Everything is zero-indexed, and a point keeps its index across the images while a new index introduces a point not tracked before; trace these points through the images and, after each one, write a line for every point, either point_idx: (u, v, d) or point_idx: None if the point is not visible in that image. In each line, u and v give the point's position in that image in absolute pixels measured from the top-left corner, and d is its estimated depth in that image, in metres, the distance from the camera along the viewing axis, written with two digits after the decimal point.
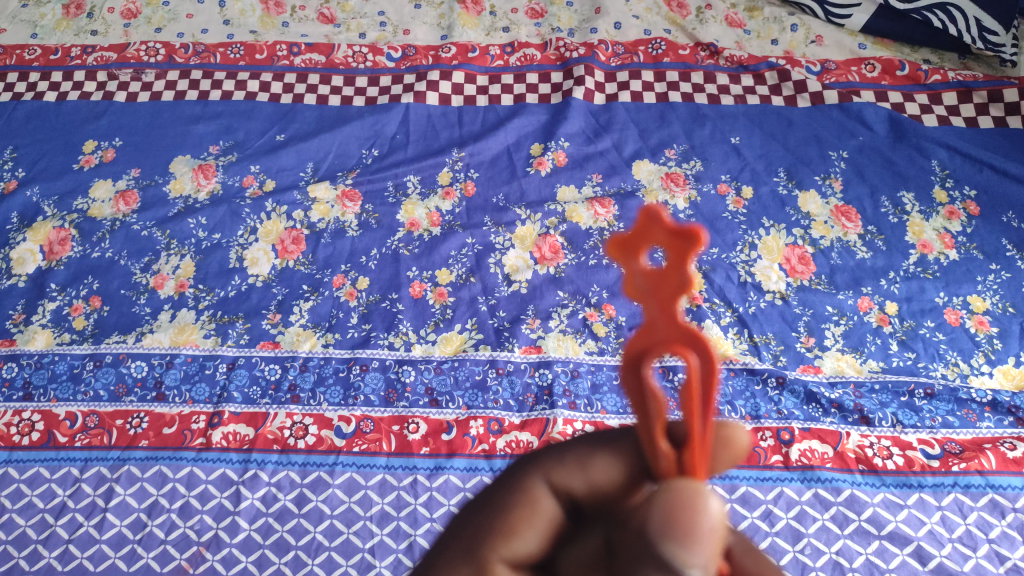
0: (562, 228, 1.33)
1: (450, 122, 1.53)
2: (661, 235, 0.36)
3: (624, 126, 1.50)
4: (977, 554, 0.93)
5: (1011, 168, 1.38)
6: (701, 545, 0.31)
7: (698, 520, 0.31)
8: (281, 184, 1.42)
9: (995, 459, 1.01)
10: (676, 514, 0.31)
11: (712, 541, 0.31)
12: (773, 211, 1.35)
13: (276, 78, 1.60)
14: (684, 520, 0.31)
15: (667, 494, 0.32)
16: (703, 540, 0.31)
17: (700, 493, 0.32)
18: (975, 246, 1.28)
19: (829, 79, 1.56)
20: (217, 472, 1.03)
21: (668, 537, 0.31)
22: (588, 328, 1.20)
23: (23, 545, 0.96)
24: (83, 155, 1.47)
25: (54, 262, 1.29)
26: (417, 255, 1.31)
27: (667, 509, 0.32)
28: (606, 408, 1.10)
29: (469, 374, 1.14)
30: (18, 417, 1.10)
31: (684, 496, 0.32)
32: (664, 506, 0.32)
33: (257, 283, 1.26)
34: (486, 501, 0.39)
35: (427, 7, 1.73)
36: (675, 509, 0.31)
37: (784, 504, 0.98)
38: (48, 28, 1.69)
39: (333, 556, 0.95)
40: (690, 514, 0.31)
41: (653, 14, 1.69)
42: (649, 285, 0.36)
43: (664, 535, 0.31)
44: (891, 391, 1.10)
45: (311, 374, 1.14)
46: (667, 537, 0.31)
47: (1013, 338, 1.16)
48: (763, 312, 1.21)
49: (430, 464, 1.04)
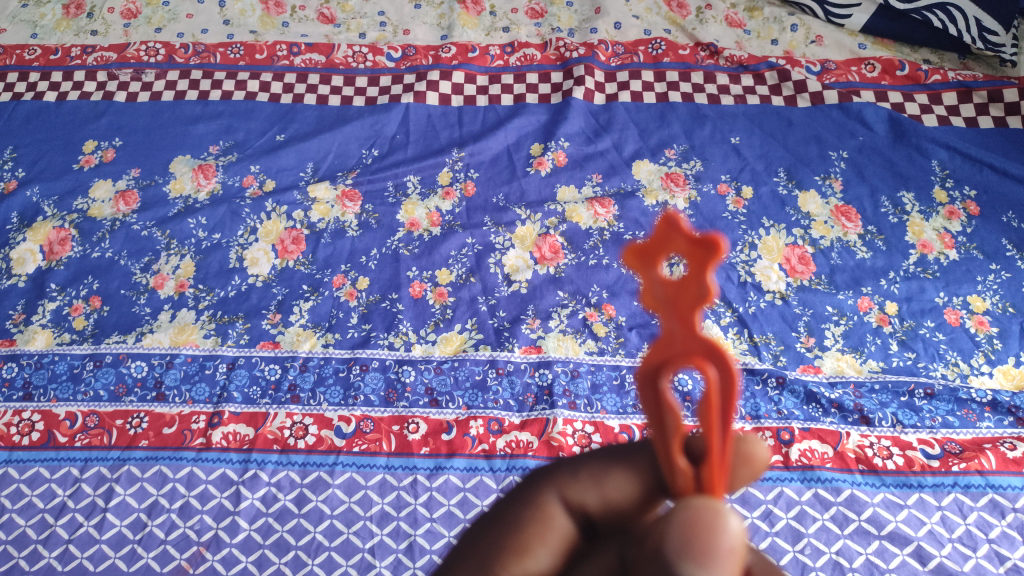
0: (562, 228, 1.33)
1: (450, 121, 1.53)
2: (681, 242, 0.36)
3: (624, 126, 1.50)
4: (978, 554, 0.93)
5: (1010, 168, 1.38)
6: (720, 565, 0.31)
7: (716, 540, 0.31)
8: (281, 184, 1.42)
9: (995, 459, 1.01)
10: (694, 533, 0.32)
11: (731, 560, 0.31)
12: (773, 211, 1.35)
13: (276, 78, 1.60)
14: (702, 539, 0.31)
15: (684, 513, 0.33)
16: (722, 560, 0.31)
17: (718, 513, 0.32)
18: (976, 247, 1.29)
19: (829, 79, 1.56)
20: (217, 472, 1.03)
21: (686, 556, 0.31)
22: (588, 328, 1.20)
23: (23, 546, 0.96)
24: (83, 155, 1.47)
25: (54, 262, 1.29)
26: (417, 255, 1.31)
27: (686, 526, 0.32)
28: (606, 407, 1.10)
29: (469, 374, 1.14)
30: (18, 417, 1.10)
31: (703, 516, 0.32)
32: (682, 525, 0.32)
33: (257, 283, 1.26)
34: (497, 516, 0.39)
35: (427, 7, 1.73)
36: (693, 526, 0.32)
37: (784, 504, 0.98)
38: (48, 28, 1.69)
39: (333, 556, 0.95)
40: (708, 533, 0.32)
41: (653, 14, 1.69)
42: (668, 295, 0.36)
43: (681, 554, 0.31)
44: (891, 391, 1.10)
45: (311, 374, 1.14)
46: (684, 556, 0.31)
47: (1013, 338, 1.16)
48: (763, 312, 1.21)
49: (431, 464, 1.04)
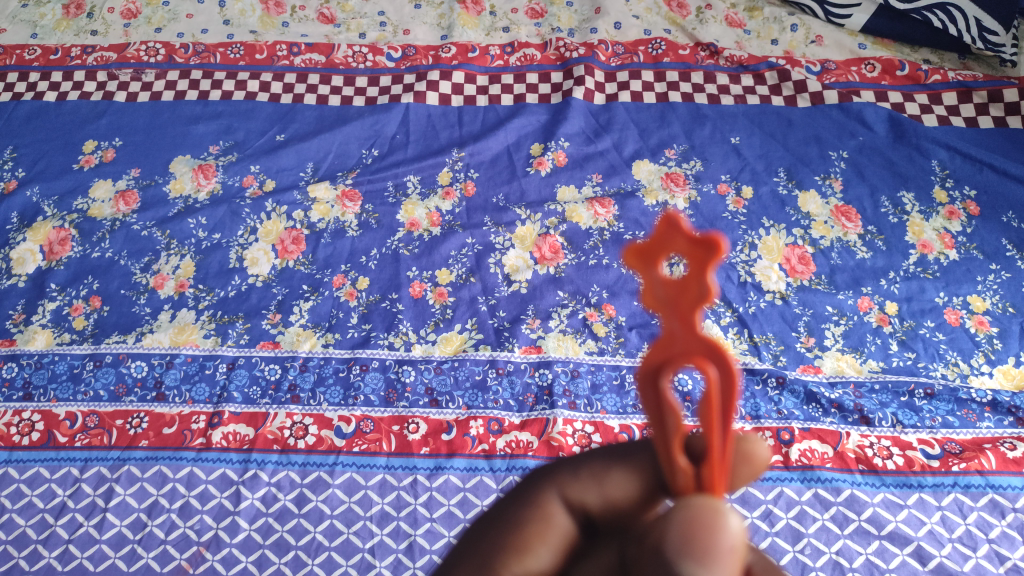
0: (562, 228, 1.33)
1: (450, 121, 1.53)
2: (682, 242, 0.36)
3: (624, 126, 1.50)
4: (978, 554, 0.93)
5: (1010, 168, 1.38)
6: (720, 564, 0.31)
7: (716, 538, 0.31)
8: (280, 184, 1.42)
9: (995, 459, 1.01)
10: (694, 532, 0.32)
11: (731, 559, 0.31)
12: (773, 211, 1.35)
13: (276, 78, 1.60)
14: (702, 538, 0.31)
15: (684, 511, 0.33)
16: (722, 559, 0.31)
17: (718, 512, 0.33)
18: (975, 247, 1.29)
19: (829, 79, 1.56)
20: (217, 472, 1.03)
21: (686, 555, 0.31)
22: (588, 328, 1.20)
23: (23, 546, 0.96)
24: (83, 155, 1.47)
25: (54, 262, 1.29)
26: (417, 255, 1.31)
27: (687, 525, 0.32)
28: (606, 408, 1.10)
29: (469, 374, 1.14)
30: (18, 417, 1.10)
31: (703, 514, 0.32)
32: (682, 524, 0.32)
33: (257, 283, 1.26)
34: (498, 515, 0.39)
35: (427, 7, 1.73)
36: (693, 525, 0.32)
37: (784, 504, 0.98)
38: (48, 28, 1.69)
39: (333, 556, 0.95)
40: (708, 532, 0.32)
41: (653, 14, 1.69)
42: (669, 295, 0.36)
43: (681, 553, 0.31)
44: (891, 391, 1.10)
45: (311, 374, 1.14)
46: (685, 555, 0.31)
47: (1013, 338, 1.16)
48: (763, 312, 1.21)
49: (431, 464, 1.04)
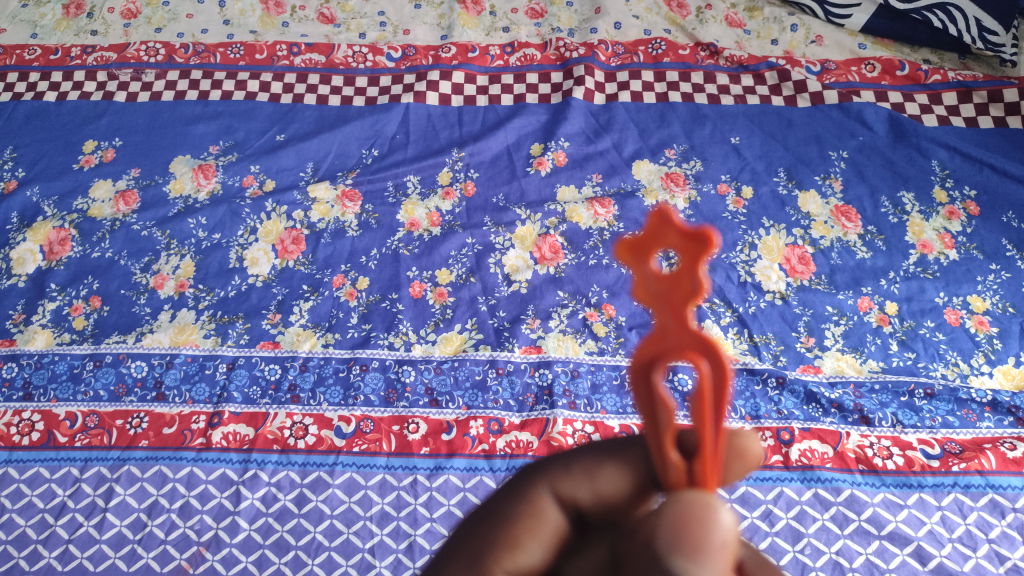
0: (562, 228, 1.33)
1: (450, 121, 1.53)
2: (674, 237, 0.36)
3: (624, 126, 1.50)
4: (978, 554, 0.92)
5: (1010, 168, 1.38)
6: (711, 560, 0.31)
7: (707, 534, 0.31)
8: (281, 184, 1.42)
9: (995, 459, 1.01)
10: (685, 528, 0.32)
11: (721, 555, 0.31)
12: (773, 211, 1.35)
13: (275, 78, 1.60)
14: (694, 534, 0.31)
15: (675, 507, 0.33)
16: (713, 555, 0.31)
17: (710, 508, 0.33)
18: (975, 247, 1.29)
19: (829, 79, 1.56)
20: (217, 472, 1.03)
21: (677, 551, 0.31)
22: (588, 328, 1.20)
23: (23, 546, 0.96)
24: (83, 155, 1.47)
25: (54, 262, 1.29)
26: (417, 255, 1.31)
27: (678, 521, 0.32)
28: (606, 408, 1.10)
29: (469, 374, 1.14)
30: (18, 417, 1.10)
31: (695, 510, 0.32)
32: (673, 519, 0.32)
33: (257, 283, 1.26)
34: (490, 511, 0.39)
35: (427, 7, 1.73)
36: (685, 521, 0.32)
37: (784, 504, 0.98)
38: (48, 28, 1.69)
39: (333, 556, 0.95)
40: (699, 528, 0.32)
41: (653, 14, 1.69)
42: (661, 289, 0.36)
43: (673, 549, 0.31)
44: (891, 391, 1.10)
45: (311, 374, 1.14)
46: (677, 550, 0.31)
47: (1013, 338, 1.16)
48: (763, 312, 1.21)
49: (431, 464, 1.04)
